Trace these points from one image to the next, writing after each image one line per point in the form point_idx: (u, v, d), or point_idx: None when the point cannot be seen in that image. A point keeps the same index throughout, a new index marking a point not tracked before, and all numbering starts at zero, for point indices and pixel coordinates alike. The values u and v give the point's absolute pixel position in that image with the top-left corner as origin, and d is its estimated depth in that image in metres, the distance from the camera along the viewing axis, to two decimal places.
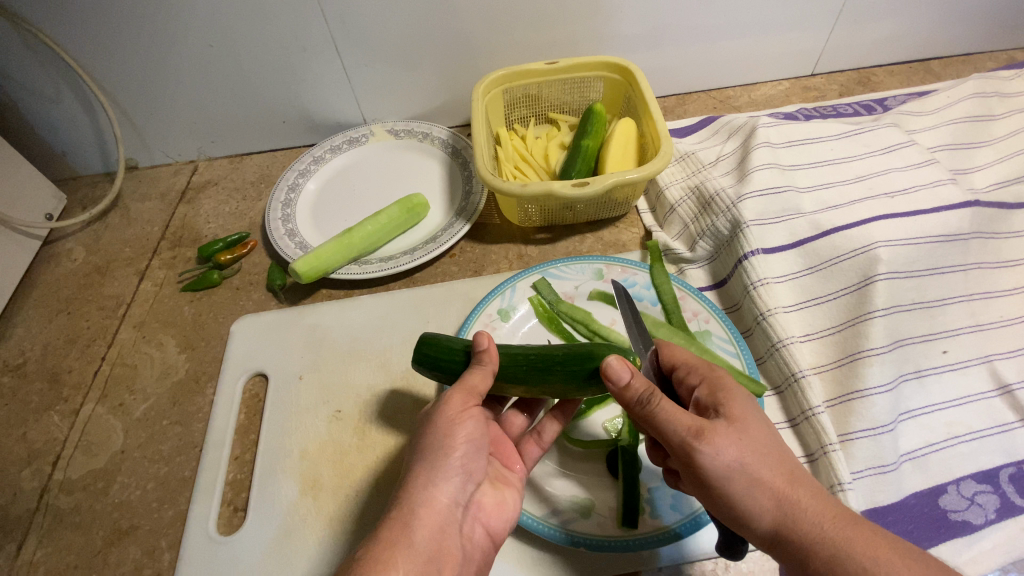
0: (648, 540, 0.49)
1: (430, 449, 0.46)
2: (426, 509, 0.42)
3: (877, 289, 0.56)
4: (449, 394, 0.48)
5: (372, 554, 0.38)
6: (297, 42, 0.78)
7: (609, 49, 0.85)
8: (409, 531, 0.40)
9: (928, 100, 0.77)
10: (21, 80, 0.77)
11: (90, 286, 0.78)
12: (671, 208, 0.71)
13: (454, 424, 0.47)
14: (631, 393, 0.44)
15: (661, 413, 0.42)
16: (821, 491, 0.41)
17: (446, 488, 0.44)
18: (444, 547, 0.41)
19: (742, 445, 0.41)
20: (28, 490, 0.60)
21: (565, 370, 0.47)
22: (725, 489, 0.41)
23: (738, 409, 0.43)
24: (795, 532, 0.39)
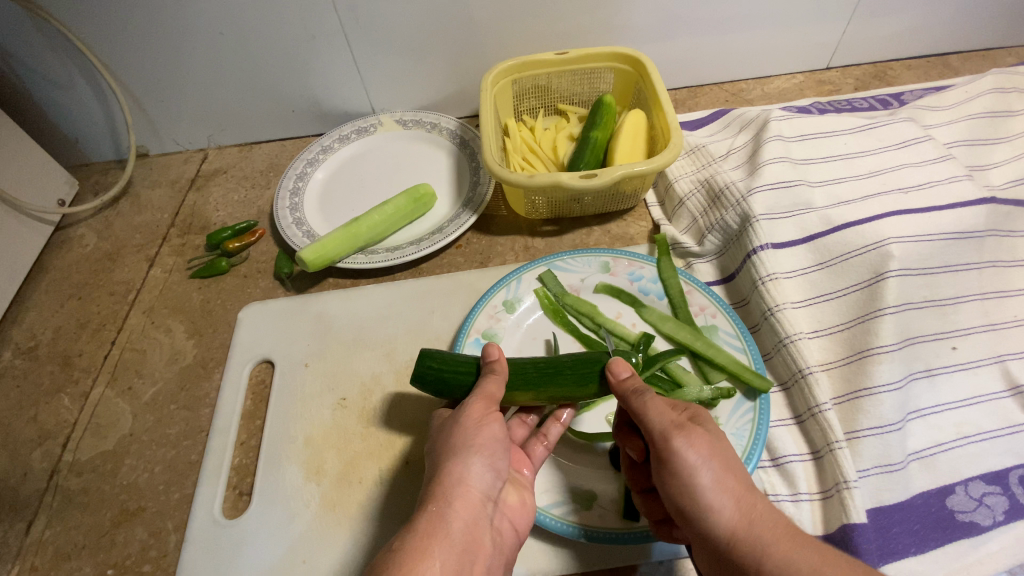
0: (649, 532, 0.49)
1: (460, 445, 0.46)
2: (462, 501, 0.43)
3: (889, 286, 0.56)
4: (474, 407, 0.48)
5: (408, 543, 0.39)
6: (307, 31, 0.77)
7: (620, 40, 0.84)
8: (445, 520, 0.41)
9: (946, 94, 0.75)
10: (35, 66, 0.78)
11: (101, 272, 0.79)
12: (679, 201, 0.71)
13: (482, 423, 0.47)
14: (631, 383, 0.47)
15: (652, 403, 0.45)
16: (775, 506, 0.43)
17: (478, 481, 0.44)
18: (477, 538, 0.42)
19: (714, 450, 0.44)
20: (38, 470, 0.61)
21: (575, 373, 0.50)
22: (693, 487, 0.43)
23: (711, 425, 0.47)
24: (747, 539, 0.41)
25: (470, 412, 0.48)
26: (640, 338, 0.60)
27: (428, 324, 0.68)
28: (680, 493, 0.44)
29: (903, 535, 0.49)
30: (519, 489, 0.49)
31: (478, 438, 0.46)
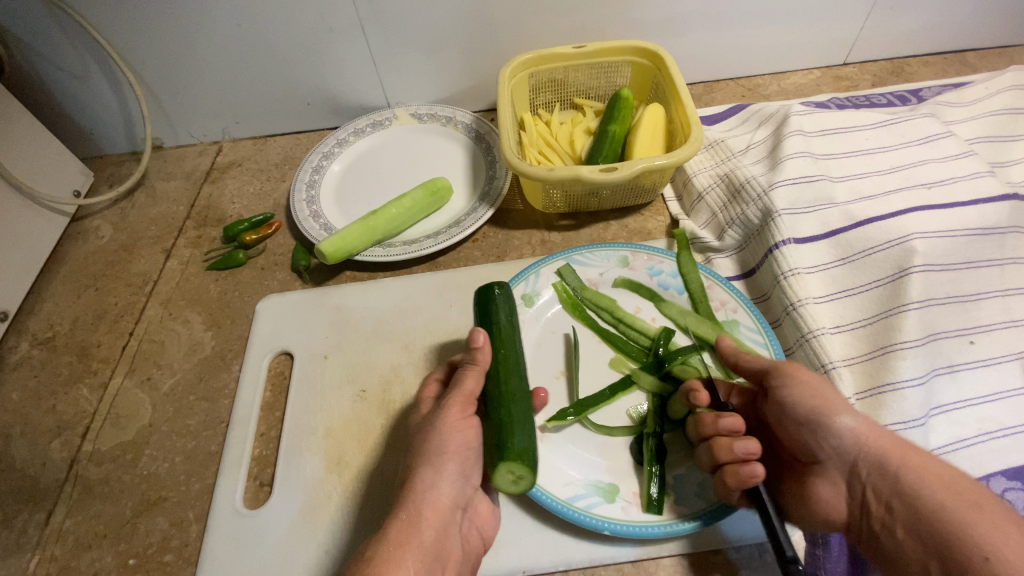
0: (674, 526, 0.49)
1: (434, 454, 0.46)
2: (431, 509, 0.45)
3: (912, 281, 0.56)
4: (450, 399, 0.49)
5: (383, 551, 0.42)
6: (324, 23, 0.77)
7: (638, 34, 0.83)
8: (417, 529, 0.43)
9: (966, 90, 0.75)
10: (51, 56, 0.78)
11: (118, 263, 0.79)
12: (698, 196, 0.70)
13: (454, 433, 0.48)
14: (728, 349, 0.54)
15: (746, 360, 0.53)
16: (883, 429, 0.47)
17: (449, 491, 0.46)
18: (445, 546, 0.44)
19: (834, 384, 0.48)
20: (58, 459, 0.61)
21: (495, 419, 0.49)
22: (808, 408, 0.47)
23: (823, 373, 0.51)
24: (875, 451, 0.44)
25: (450, 417, 0.48)
26: (659, 333, 0.61)
27: (446, 317, 0.68)
28: (796, 409, 0.47)
29: None
30: (488, 498, 0.51)
31: (452, 449, 0.47)
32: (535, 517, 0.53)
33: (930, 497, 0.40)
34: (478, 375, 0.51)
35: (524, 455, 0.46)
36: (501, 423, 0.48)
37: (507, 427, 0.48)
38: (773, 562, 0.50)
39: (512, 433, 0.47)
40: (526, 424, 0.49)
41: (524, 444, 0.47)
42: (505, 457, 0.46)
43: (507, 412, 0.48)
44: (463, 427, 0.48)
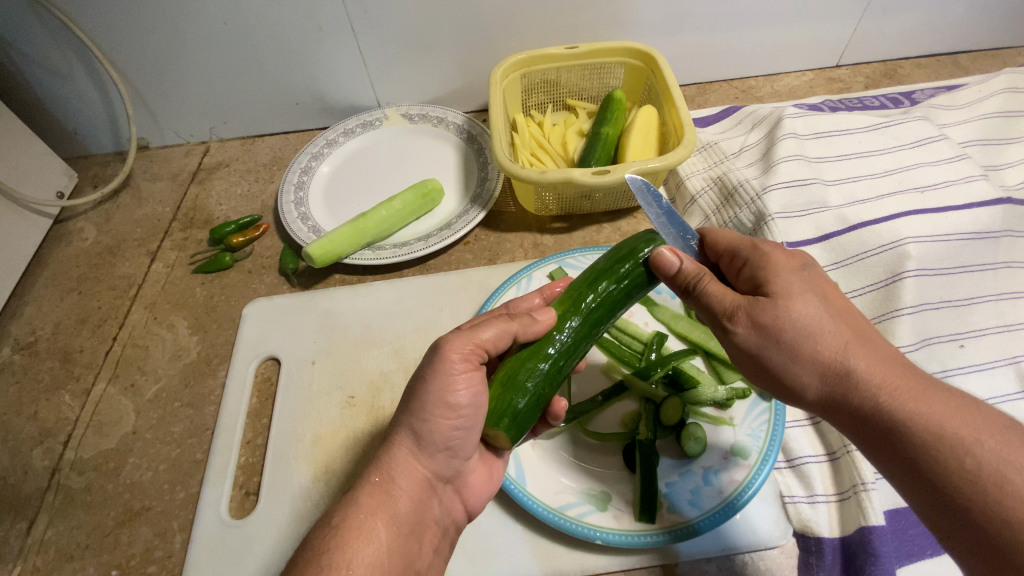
0: (671, 534, 0.48)
1: (416, 416, 0.43)
2: (407, 478, 0.43)
3: (906, 286, 0.55)
4: (454, 336, 0.45)
5: (351, 519, 0.39)
6: (312, 21, 0.76)
7: (631, 35, 0.83)
8: (391, 498, 0.41)
9: (960, 92, 0.74)
10: (33, 55, 0.76)
11: (102, 266, 0.77)
12: (691, 199, 0.69)
13: (448, 392, 0.43)
14: (682, 277, 0.45)
15: (710, 291, 0.44)
16: (884, 364, 0.39)
17: (430, 459, 0.44)
18: (424, 519, 0.43)
19: (797, 314, 0.40)
20: (38, 468, 0.60)
21: (508, 391, 0.44)
22: (767, 359, 0.42)
23: (784, 284, 0.42)
24: (840, 394, 0.40)
25: (449, 368, 0.43)
26: (652, 337, 0.60)
27: (437, 321, 0.67)
28: (755, 358, 0.43)
29: (919, 537, 0.49)
30: (488, 465, 0.49)
31: (445, 412, 0.43)
32: (527, 525, 0.52)
33: (916, 434, 0.37)
34: (506, 330, 0.46)
35: (502, 428, 0.44)
36: (508, 382, 0.45)
37: (505, 390, 0.44)
38: (766, 569, 0.50)
39: (506, 399, 0.44)
40: (534, 402, 0.44)
41: (511, 416, 0.43)
42: (490, 419, 0.44)
43: (521, 375, 0.45)
44: (464, 385, 0.43)
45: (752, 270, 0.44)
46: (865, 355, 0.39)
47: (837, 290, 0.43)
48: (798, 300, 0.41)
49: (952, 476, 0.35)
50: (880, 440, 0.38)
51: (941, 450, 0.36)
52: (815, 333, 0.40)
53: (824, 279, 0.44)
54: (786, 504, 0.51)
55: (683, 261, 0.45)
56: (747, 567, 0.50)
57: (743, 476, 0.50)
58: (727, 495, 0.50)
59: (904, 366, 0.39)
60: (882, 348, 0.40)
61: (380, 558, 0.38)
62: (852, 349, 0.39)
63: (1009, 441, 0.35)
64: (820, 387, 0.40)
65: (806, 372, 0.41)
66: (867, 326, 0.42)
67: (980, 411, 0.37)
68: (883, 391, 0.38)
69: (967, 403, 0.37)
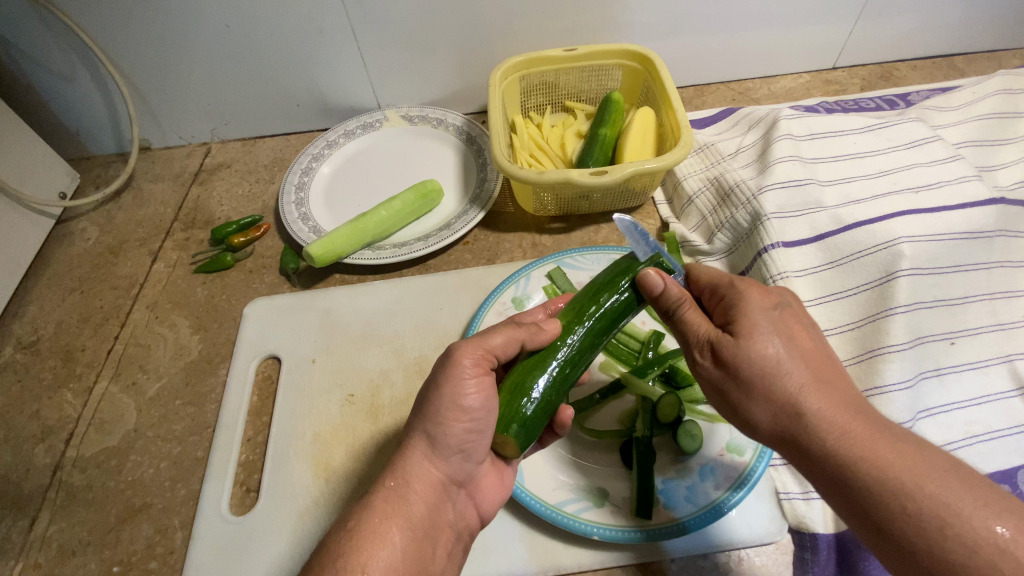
0: (661, 530, 0.49)
1: (430, 418, 0.44)
2: (421, 482, 0.42)
3: (899, 285, 0.56)
4: (466, 342, 0.46)
5: (364, 524, 0.39)
6: (313, 24, 0.77)
7: (629, 38, 0.83)
8: (405, 502, 0.41)
9: (954, 94, 0.75)
10: (36, 57, 0.77)
11: (104, 266, 0.78)
12: (688, 200, 0.70)
13: (461, 394, 0.44)
14: (665, 299, 0.46)
15: (687, 318, 0.45)
16: (844, 408, 0.39)
17: (445, 461, 0.44)
18: (438, 523, 0.42)
19: (756, 351, 0.41)
20: (40, 466, 0.60)
21: (517, 398, 0.45)
22: (728, 391, 0.43)
23: (750, 321, 0.42)
24: (794, 432, 0.40)
25: (460, 372, 0.45)
26: (650, 336, 0.61)
27: (436, 320, 0.68)
28: (718, 390, 0.44)
29: None
30: (498, 470, 0.49)
31: (458, 415, 0.44)
32: (522, 520, 0.53)
33: (866, 479, 0.36)
34: (515, 336, 0.47)
35: (512, 433, 0.44)
36: (516, 388, 0.45)
37: (513, 396, 0.45)
38: (762, 566, 0.50)
39: (514, 405, 0.45)
40: (542, 408, 0.45)
41: (519, 422, 0.44)
42: (499, 425, 0.45)
43: (529, 382, 0.45)
44: (475, 387, 0.45)
45: (726, 305, 0.45)
46: (822, 398, 0.39)
47: (809, 330, 0.43)
48: (761, 338, 0.41)
49: (894, 520, 0.35)
50: (832, 482, 0.38)
51: (885, 495, 0.35)
52: (774, 372, 0.40)
53: (799, 318, 0.43)
54: (781, 500, 0.52)
55: (668, 283, 0.46)
56: (742, 563, 0.50)
57: (736, 474, 0.51)
58: (720, 492, 0.50)
59: (861, 411, 0.38)
60: (846, 391, 0.40)
61: (393, 562, 0.38)
62: (810, 390, 0.39)
63: (960, 491, 0.34)
64: (776, 424, 0.41)
65: (762, 407, 0.41)
66: (836, 369, 0.41)
67: (938, 460, 0.36)
68: (837, 433, 0.38)
69: (928, 452, 0.36)
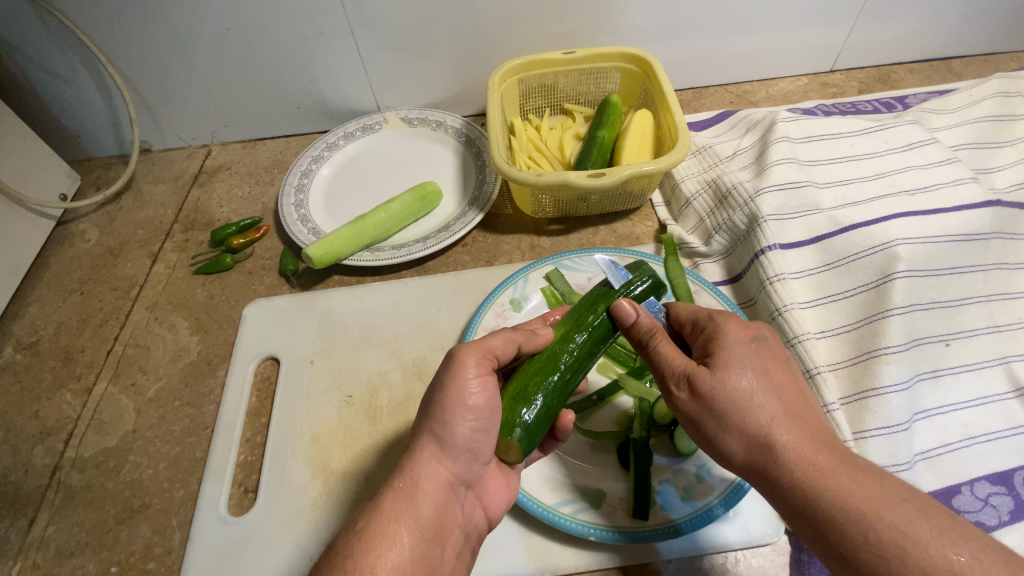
0: (650, 532, 0.49)
1: (438, 419, 0.44)
2: (430, 482, 0.42)
3: (896, 287, 0.56)
4: (468, 344, 0.47)
5: (373, 526, 0.39)
6: (313, 27, 0.77)
7: (627, 41, 0.84)
8: (413, 502, 0.41)
9: (951, 98, 0.76)
10: (38, 59, 0.77)
11: (104, 267, 0.78)
12: (686, 202, 0.71)
13: (465, 395, 0.44)
14: (639, 329, 0.47)
15: (662, 350, 0.46)
16: (812, 441, 0.39)
17: (453, 461, 0.44)
18: (446, 523, 0.42)
19: (727, 383, 0.41)
20: (39, 466, 0.61)
21: (519, 402, 0.46)
22: (701, 424, 0.43)
23: (724, 355, 0.43)
24: (764, 465, 0.40)
25: (464, 372, 0.45)
26: None
27: (435, 321, 0.68)
28: (692, 422, 0.44)
29: None
30: (504, 472, 0.49)
31: (463, 413, 0.44)
32: (518, 520, 0.53)
33: (831, 510, 0.36)
34: (514, 339, 0.48)
35: (517, 437, 0.44)
36: (518, 394, 0.46)
37: (516, 401, 0.46)
38: (758, 567, 0.50)
39: (517, 410, 0.45)
40: (545, 413, 0.46)
41: (523, 427, 0.44)
42: (503, 429, 0.45)
43: (531, 388, 0.46)
44: (477, 386, 0.45)
45: (705, 338, 0.46)
46: (789, 431, 0.39)
47: (782, 365, 0.43)
48: (735, 371, 0.42)
49: (857, 551, 0.34)
50: (800, 515, 0.38)
51: (848, 525, 0.35)
52: (745, 405, 0.41)
53: (772, 352, 0.44)
54: None
55: (640, 314, 0.47)
56: (738, 564, 0.50)
57: (732, 476, 0.51)
58: (716, 493, 0.50)
59: (829, 444, 0.39)
60: (815, 424, 0.40)
61: (402, 562, 0.37)
62: (781, 422, 0.40)
63: (918, 520, 0.34)
64: (747, 457, 0.41)
65: (733, 440, 0.41)
66: (807, 403, 0.42)
67: (899, 489, 0.36)
68: (804, 466, 0.38)
69: (890, 482, 0.36)
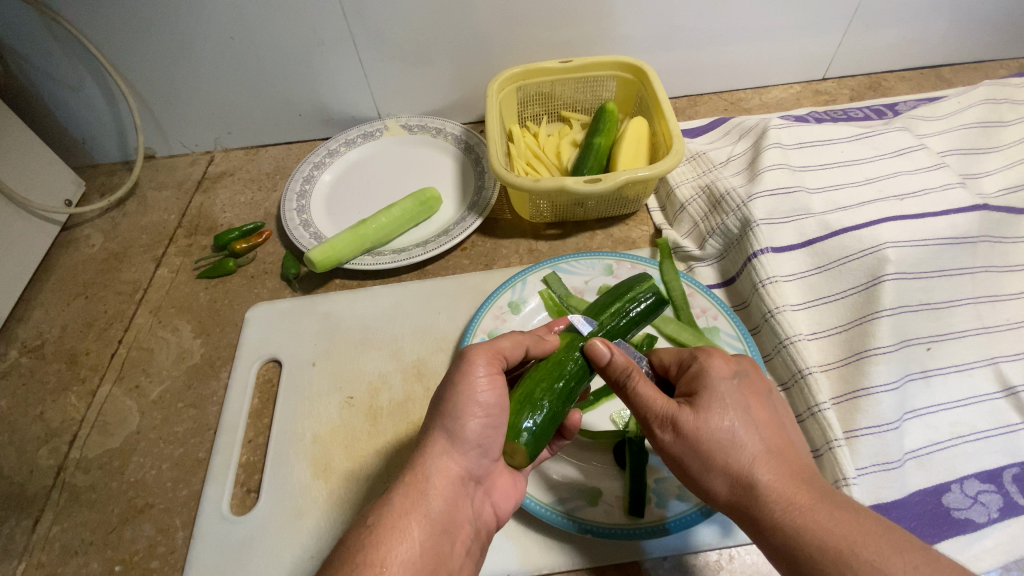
0: (638, 530, 0.49)
1: (449, 414, 0.45)
2: (441, 477, 0.43)
3: (885, 289, 0.57)
4: (477, 344, 0.48)
5: (384, 519, 0.40)
6: (316, 36, 0.79)
7: (622, 50, 0.86)
8: (425, 497, 0.42)
9: (940, 104, 0.77)
10: (46, 68, 0.79)
11: (108, 272, 0.79)
12: (681, 207, 0.73)
13: (475, 391, 0.46)
14: (614, 370, 0.46)
15: (642, 393, 0.45)
16: (793, 480, 0.40)
17: (464, 456, 0.45)
18: (456, 518, 0.43)
19: (710, 424, 0.42)
20: (45, 467, 0.61)
21: (523, 408, 0.46)
22: (687, 465, 0.43)
23: (707, 397, 0.44)
24: (748, 504, 0.40)
25: (474, 371, 0.47)
26: (643, 340, 0.63)
27: (434, 324, 0.69)
28: (678, 464, 0.44)
29: None
30: (512, 472, 0.50)
31: (472, 410, 0.45)
32: (518, 519, 0.54)
33: (810, 547, 0.36)
34: (522, 342, 0.50)
35: (523, 441, 0.45)
36: (524, 399, 0.47)
37: (523, 405, 0.46)
38: (752, 564, 0.51)
39: (523, 414, 0.46)
40: (550, 417, 0.46)
41: (529, 430, 0.45)
42: (510, 432, 0.45)
43: (537, 393, 0.47)
44: (487, 384, 0.46)
45: (688, 377, 0.47)
46: (771, 470, 0.40)
47: (765, 403, 0.45)
48: (716, 411, 0.43)
49: None
50: (782, 556, 0.38)
51: (825, 563, 0.35)
52: (728, 445, 0.42)
53: (755, 389, 0.46)
54: None
55: (613, 353, 0.47)
56: (733, 560, 0.51)
57: None
58: None
59: (810, 483, 0.39)
60: (797, 463, 0.41)
61: (412, 556, 0.38)
62: (762, 461, 0.41)
63: (893, 557, 0.34)
64: (732, 498, 0.41)
65: (717, 480, 0.42)
66: (791, 442, 0.43)
67: (873, 522, 0.36)
68: (785, 506, 0.38)
69: (865, 515, 0.37)
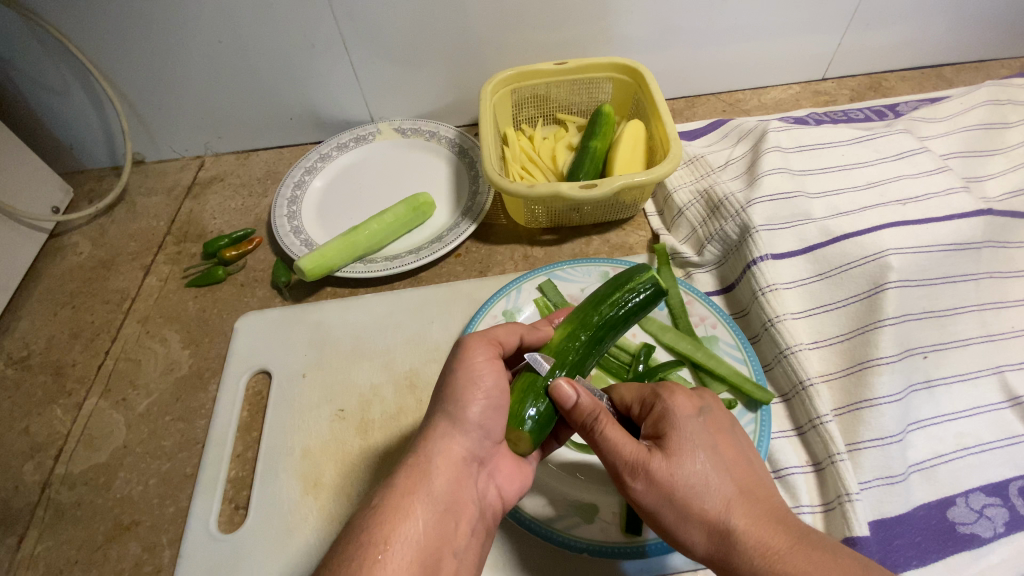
0: (623, 549, 0.49)
1: (451, 400, 0.44)
2: (442, 458, 0.42)
3: (888, 297, 0.56)
4: (472, 335, 0.48)
5: (387, 500, 0.39)
6: (305, 39, 0.77)
7: (619, 50, 0.84)
8: (427, 477, 0.41)
9: (941, 105, 0.76)
10: (30, 72, 0.77)
11: (96, 280, 0.78)
12: (679, 212, 0.71)
13: (474, 387, 0.45)
14: (580, 412, 0.43)
15: (608, 439, 0.43)
16: (770, 521, 0.38)
17: (466, 437, 0.44)
18: (459, 499, 0.41)
19: (681, 471, 0.40)
20: (29, 483, 0.60)
21: (526, 396, 0.45)
22: (660, 517, 0.41)
23: (676, 440, 0.42)
24: (727, 555, 0.38)
25: (472, 371, 0.46)
26: (640, 349, 0.61)
27: (427, 334, 0.67)
28: (650, 516, 0.42)
29: (904, 547, 0.49)
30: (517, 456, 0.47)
31: (470, 404, 0.44)
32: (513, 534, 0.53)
33: None
34: (517, 329, 0.50)
35: (528, 429, 0.43)
36: (527, 388, 0.45)
37: (526, 394, 0.45)
38: None
39: (527, 402, 0.44)
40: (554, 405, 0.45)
41: (533, 418, 0.44)
42: (514, 420, 0.44)
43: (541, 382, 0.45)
44: (486, 376, 0.46)
45: (652, 418, 0.44)
46: (745, 514, 0.39)
47: (731, 439, 0.43)
48: (688, 454, 0.41)
49: None
50: None
51: None
52: (701, 491, 0.40)
53: (719, 425, 0.44)
54: None
55: (580, 394, 0.43)
56: None
57: None
58: None
59: (785, 524, 0.38)
60: (769, 503, 0.40)
61: (415, 535, 0.37)
62: (735, 503, 0.39)
63: None
64: (711, 548, 0.39)
65: (694, 530, 0.40)
66: (760, 480, 0.42)
67: (848, 561, 0.36)
68: (765, 553, 0.37)
69: (842, 556, 0.37)
